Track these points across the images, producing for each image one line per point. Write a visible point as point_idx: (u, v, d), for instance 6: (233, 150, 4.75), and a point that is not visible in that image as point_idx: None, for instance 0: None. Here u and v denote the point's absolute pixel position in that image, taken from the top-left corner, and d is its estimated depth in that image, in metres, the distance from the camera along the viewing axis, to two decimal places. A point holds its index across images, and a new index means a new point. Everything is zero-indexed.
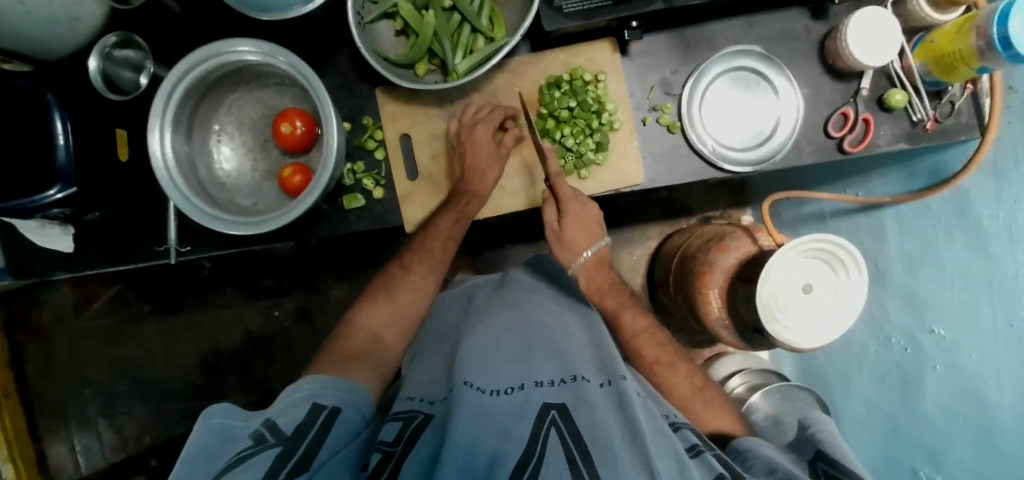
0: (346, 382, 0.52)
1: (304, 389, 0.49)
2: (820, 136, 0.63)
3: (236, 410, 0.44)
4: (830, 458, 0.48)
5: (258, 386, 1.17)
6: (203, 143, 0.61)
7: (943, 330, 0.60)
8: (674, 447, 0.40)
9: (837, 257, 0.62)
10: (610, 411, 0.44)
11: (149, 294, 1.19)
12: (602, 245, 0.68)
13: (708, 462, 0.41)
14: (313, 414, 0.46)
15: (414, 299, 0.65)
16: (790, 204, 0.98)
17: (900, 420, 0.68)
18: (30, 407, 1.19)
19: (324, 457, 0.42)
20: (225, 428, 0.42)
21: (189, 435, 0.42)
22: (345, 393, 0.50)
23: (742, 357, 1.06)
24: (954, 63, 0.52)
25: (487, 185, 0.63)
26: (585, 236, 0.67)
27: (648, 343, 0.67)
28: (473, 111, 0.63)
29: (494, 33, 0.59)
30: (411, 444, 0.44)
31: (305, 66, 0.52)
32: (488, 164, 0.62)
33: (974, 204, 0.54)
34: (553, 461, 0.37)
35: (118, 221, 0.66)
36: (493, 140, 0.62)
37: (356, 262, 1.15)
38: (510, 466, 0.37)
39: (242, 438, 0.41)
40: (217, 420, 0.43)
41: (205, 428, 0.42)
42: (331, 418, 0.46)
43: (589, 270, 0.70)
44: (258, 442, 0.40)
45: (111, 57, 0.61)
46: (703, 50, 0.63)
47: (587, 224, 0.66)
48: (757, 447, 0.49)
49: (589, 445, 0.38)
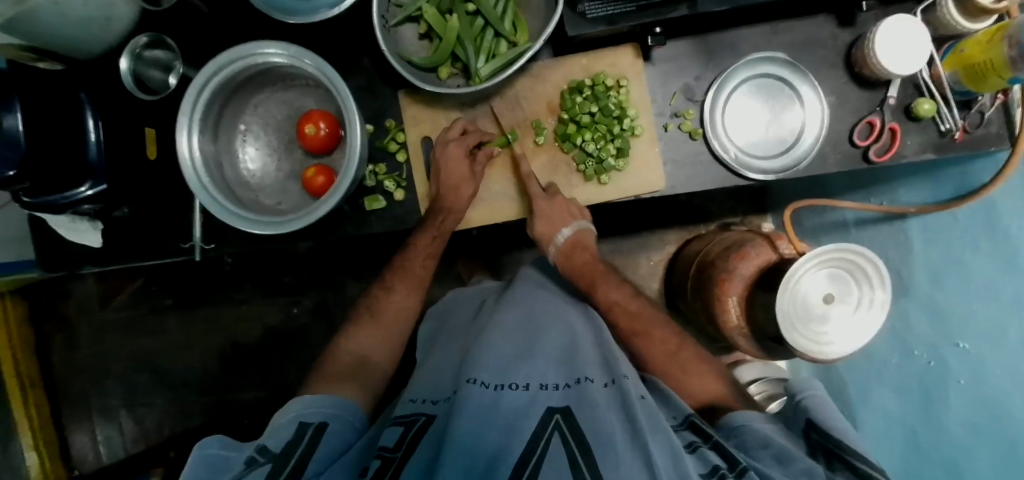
0: (334, 399, 0.55)
1: (292, 412, 0.53)
2: (846, 145, 0.62)
3: (229, 441, 0.47)
4: (825, 430, 0.47)
5: (275, 381, 1.19)
6: (229, 142, 0.62)
7: (967, 344, 0.58)
8: (674, 445, 0.41)
9: (860, 268, 0.61)
10: (613, 412, 0.44)
11: (172, 289, 1.21)
12: (580, 228, 0.65)
13: (707, 455, 0.42)
14: (298, 434, 0.49)
15: (404, 321, 0.70)
16: (811, 212, 0.97)
17: (920, 433, 0.67)
18: (55, 396, 1.23)
19: (317, 466, 0.45)
20: (218, 459, 0.45)
21: (186, 466, 0.44)
22: (333, 408, 0.54)
23: (761, 365, 1.05)
24: (985, 73, 0.51)
25: (466, 199, 0.63)
26: (555, 228, 0.65)
27: (653, 343, 0.64)
28: (454, 132, 0.64)
29: (517, 37, 0.59)
30: (412, 449, 0.44)
31: (331, 69, 0.53)
32: (465, 182, 0.63)
33: (1003, 216, 0.53)
34: (553, 462, 0.37)
35: (145, 218, 0.67)
36: (467, 159, 0.63)
37: (375, 261, 1.17)
38: (512, 464, 0.37)
39: (234, 466, 0.44)
40: (212, 450, 0.45)
41: (201, 457, 0.45)
42: (316, 437, 0.49)
43: (565, 254, 0.68)
44: (250, 464, 0.43)
45: (142, 57, 0.62)
46: (726, 57, 0.62)
47: (559, 219, 0.65)
48: (751, 420, 0.49)
49: (591, 445, 0.39)
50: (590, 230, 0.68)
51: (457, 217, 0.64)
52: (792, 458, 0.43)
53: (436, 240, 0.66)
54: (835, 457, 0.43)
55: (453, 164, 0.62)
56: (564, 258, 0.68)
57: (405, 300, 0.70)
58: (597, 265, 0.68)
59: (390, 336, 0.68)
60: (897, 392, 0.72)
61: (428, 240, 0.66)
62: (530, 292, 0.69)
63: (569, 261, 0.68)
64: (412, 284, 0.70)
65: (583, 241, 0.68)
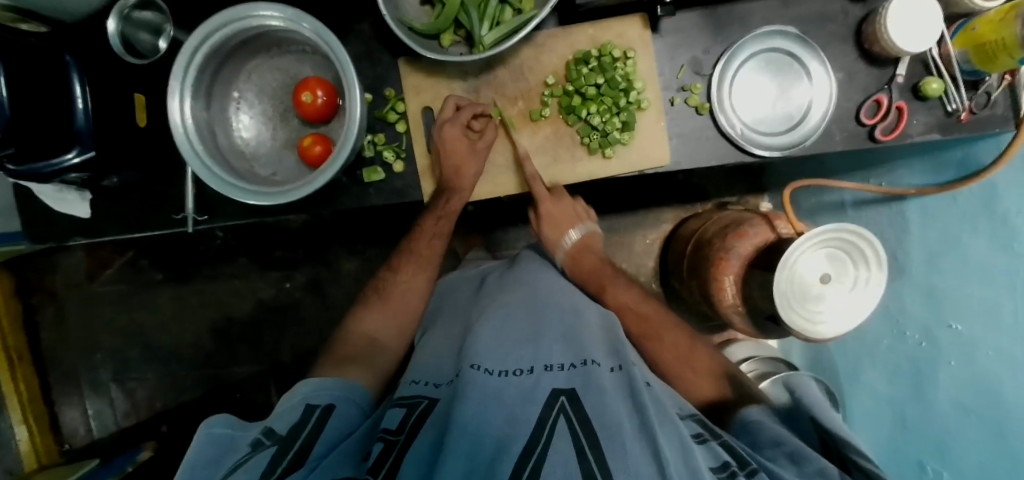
0: (342, 383, 0.54)
1: (300, 394, 0.52)
2: (852, 123, 0.61)
3: (235, 421, 0.47)
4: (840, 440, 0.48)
5: (268, 356, 1.19)
6: (222, 110, 0.60)
7: (960, 326, 0.59)
8: (682, 435, 0.41)
9: (859, 251, 0.61)
10: (620, 397, 0.44)
11: (162, 262, 1.20)
12: (587, 228, 0.74)
13: (716, 450, 0.42)
14: (305, 415, 0.48)
15: (405, 298, 0.69)
16: (809, 192, 0.98)
17: (910, 413, 0.69)
18: (45, 370, 1.21)
19: (320, 450, 0.45)
20: (224, 438, 0.45)
21: (191, 444, 0.44)
22: (341, 391, 0.53)
23: (752, 344, 1.07)
24: (995, 53, 0.50)
25: (471, 178, 0.64)
26: (564, 228, 0.73)
27: (639, 320, 0.66)
28: (445, 108, 0.62)
29: (522, 5, 0.57)
30: (415, 433, 0.44)
31: (328, 32, 0.50)
32: (466, 160, 0.62)
33: (1003, 199, 0.53)
34: (560, 451, 0.36)
35: (135, 189, 0.65)
36: (465, 138, 0.62)
37: (369, 236, 1.16)
38: (516, 452, 0.37)
39: (242, 446, 0.44)
40: (218, 430, 0.45)
41: (207, 437, 0.44)
42: (323, 419, 0.48)
43: (574, 258, 0.73)
44: (255, 448, 0.43)
45: (130, 19, 0.59)
46: (735, 30, 0.61)
47: (565, 218, 0.73)
48: (761, 420, 0.48)
49: (597, 430, 0.39)
50: (595, 236, 0.77)
51: (461, 195, 0.64)
52: (804, 455, 0.42)
53: (441, 220, 0.67)
54: (855, 464, 0.43)
55: (451, 144, 0.61)
56: (575, 262, 0.73)
57: (413, 281, 0.70)
58: (604, 269, 0.72)
59: (390, 315, 0.68)
60: (888, 371, 0.74)
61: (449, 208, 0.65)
62: (536, 274, 0.69)
63: (578, 267, 0.73)
64: (421, 265, 0.71)
65: (589, 244, 0.75)
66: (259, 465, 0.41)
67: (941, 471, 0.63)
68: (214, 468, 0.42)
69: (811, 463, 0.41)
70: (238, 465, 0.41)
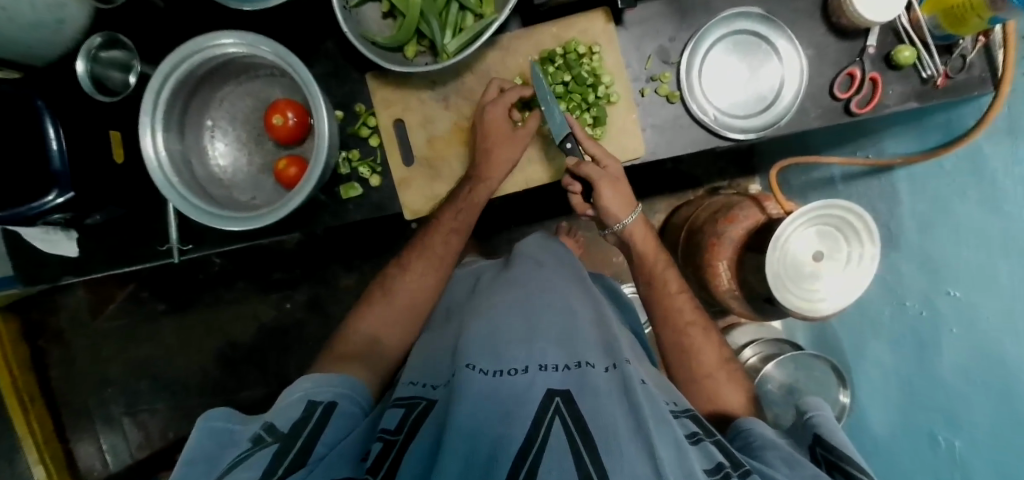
0: (345, 380, 0.54)
1: (300, 390, 0.52)
2: (826, 99, 0.61)
3: (235, 415, 0.47)
4: (827, 443, 0.47)
5: (275, 378, 1.19)
6: (197, 139, 0.61)
7: (959, 292, 0.58)
8: (676, 436, 0.41)
9: (850, 225, 0.61)
10: (616, 399, 0.43)
11: (163, 293, 1.21)
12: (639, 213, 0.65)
13: (709, 450, 0.42)
14: (307, 413, 0.48)
15: (405, 299, 0.68)
16: (798, 171, 0.97)
17: (916, 385, 0.68)
18: (57, 410, 1.22)
19: (321, 451, 0.44)
20: (223, 432, 0.45)
21: (189, 438, 0.44)
22: (342, 388, 0.53)
23: (754, 327, 1.07)
24: (965, 14, 0.49)
25: (503, 166, 0.63)
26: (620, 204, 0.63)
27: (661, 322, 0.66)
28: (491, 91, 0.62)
29: (482, 9, 0.57)
30: (414, 432, 0.43)
31: (289, 53, 0.50)
32: (500, 145, 0.62)
33: (990, 162, 0.52)
34: (554, 451, 0.36)
35: (120, 225, 0.66)
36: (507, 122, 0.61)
37: (365, 250, 1.16)
38: (511, 454, 0.36)
39: (243, 442, 0.44)
40: (218, 423, 0.46)
41: (207, 430, 0.45)
42: (325, 416, 0.48)
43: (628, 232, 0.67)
44: (257, 443, 0.42)
45: (99, 59, 0.60)
46: (699, 15, 0.60)
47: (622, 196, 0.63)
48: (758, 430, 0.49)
49: (594, 437, 0.37)
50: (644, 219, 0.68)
51: (486, 185, 0.63)
52: (798, 460, 0.42)
53: (460, 213, 0.65)
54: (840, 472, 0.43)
55: (492, 127, 0.61)
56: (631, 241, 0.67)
57: (418, 279, 0.68)
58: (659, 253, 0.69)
59: (394, 316, 0.67)
60: (892, 345, 0.73)
61: (450, 215, 0.66)
62: (530, 273, 0.69)
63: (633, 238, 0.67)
64: (433, 265, 0.69)
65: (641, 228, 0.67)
66: (261, 462, 0.39)
67: (952, 441, 0.62)
68: (212, 465, 0.41)
69: (803, 469, 0.41)
70: (239, 460, 0.40)
